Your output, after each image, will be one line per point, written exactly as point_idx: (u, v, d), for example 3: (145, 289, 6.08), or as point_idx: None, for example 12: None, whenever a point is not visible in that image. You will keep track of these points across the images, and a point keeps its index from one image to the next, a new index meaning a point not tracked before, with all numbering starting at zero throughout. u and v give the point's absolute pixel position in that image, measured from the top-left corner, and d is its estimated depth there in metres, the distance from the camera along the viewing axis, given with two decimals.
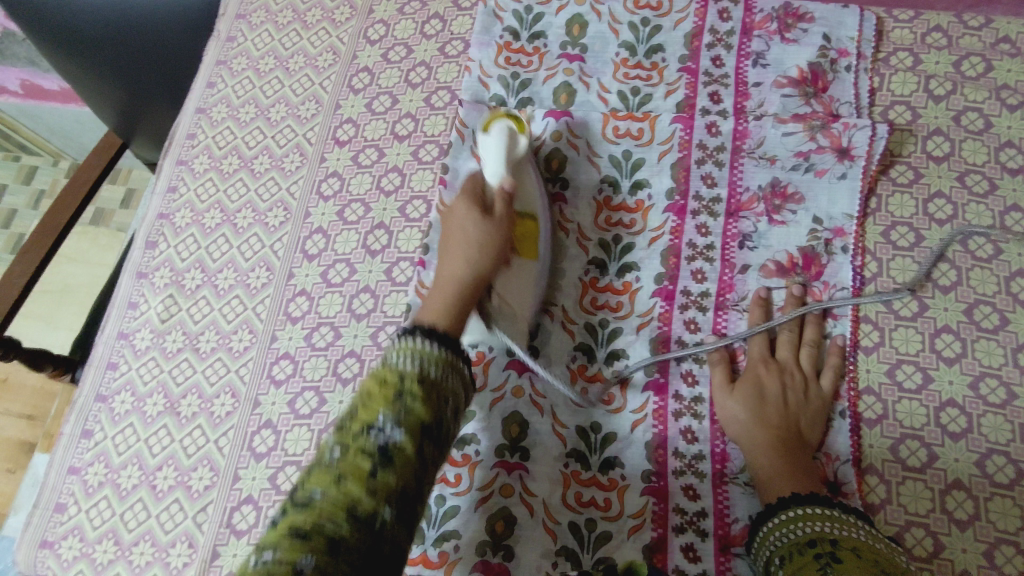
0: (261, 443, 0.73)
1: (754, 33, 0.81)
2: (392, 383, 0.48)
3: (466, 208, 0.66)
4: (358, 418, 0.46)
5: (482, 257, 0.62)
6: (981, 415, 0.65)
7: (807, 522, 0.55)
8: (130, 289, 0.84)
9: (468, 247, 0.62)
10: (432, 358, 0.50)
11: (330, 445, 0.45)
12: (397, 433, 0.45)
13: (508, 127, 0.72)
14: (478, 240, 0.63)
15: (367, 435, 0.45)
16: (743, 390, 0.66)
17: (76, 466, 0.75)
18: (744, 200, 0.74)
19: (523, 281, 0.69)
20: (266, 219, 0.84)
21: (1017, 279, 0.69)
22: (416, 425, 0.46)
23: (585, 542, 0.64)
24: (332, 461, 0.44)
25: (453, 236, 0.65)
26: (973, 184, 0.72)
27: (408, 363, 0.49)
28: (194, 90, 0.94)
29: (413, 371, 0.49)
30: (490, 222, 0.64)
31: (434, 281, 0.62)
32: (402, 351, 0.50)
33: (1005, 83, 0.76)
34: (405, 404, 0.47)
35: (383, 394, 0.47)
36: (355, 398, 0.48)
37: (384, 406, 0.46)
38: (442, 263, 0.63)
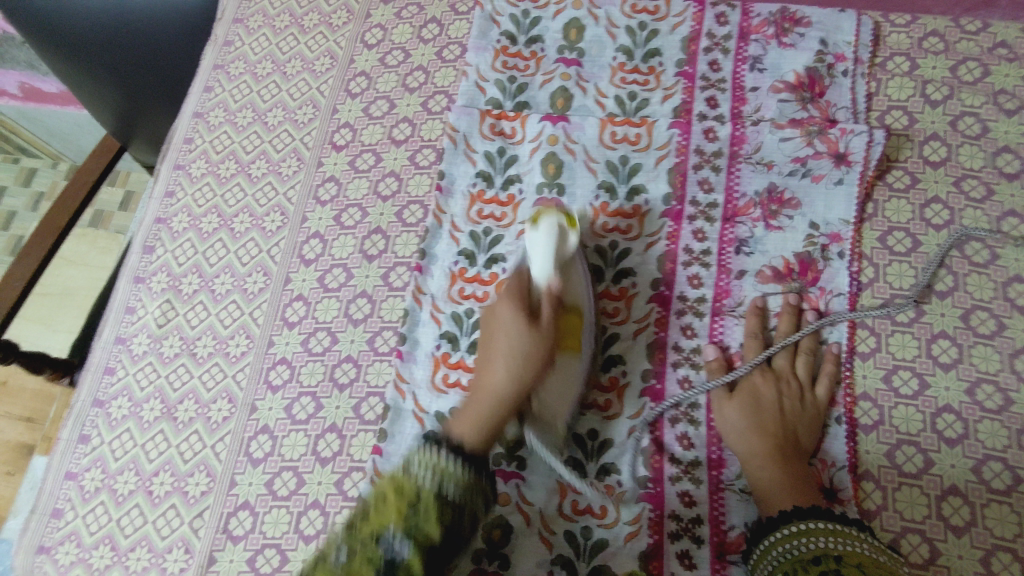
0: (258, 449, 0.73)
1: (752, 38, 0.81)
2: (407, 494, 0.50)
3: (512, 313, 0.63)
4: (370, 521, 0.49)
5: (526, 373, 0.60)
6: (977, 421, 0.64)
7: (809, 538, 0.55)
8: (127, 294, 0.84)
9: (513, 364, 0.60)
10: (453, 476, 0.52)
11: (339, 544, 0.48)
12: (405, 547, 0.47)
13: (557, 224, 0.65)
14: (522, 354, 0.61)
15: (377, 546, 0.47)
16: (741, 398, 0.66)
17: (73, 471, 0.75)
18: (741, 205, 0.74)
19: (565, 383, 0.65)
20: (264, 223, 0.84)
21: (1015, 285, 0.69)
22: (425, 543, 0.48)
23: (581, 551, 0.64)
24: (337, 563, 0.46)
25: (499, 340, 0.63)
26: (970, 190, 0.72)
27: (427, 477, 0.52)
28: (192, 95, 0.94)
29: (429, 488, 0.51)
30: (535, 338, 0.61)
31: (477, 390, 0.62)
32: (424, 462, 0.53)
33: (1002, 88, 0.76)
34: (416, 520, 0.49)
35: (397, 505, 0.49)
36: (370, 500, 0.51)
37: (397, 517, 0.48)
38: (487, 373, 0.62)
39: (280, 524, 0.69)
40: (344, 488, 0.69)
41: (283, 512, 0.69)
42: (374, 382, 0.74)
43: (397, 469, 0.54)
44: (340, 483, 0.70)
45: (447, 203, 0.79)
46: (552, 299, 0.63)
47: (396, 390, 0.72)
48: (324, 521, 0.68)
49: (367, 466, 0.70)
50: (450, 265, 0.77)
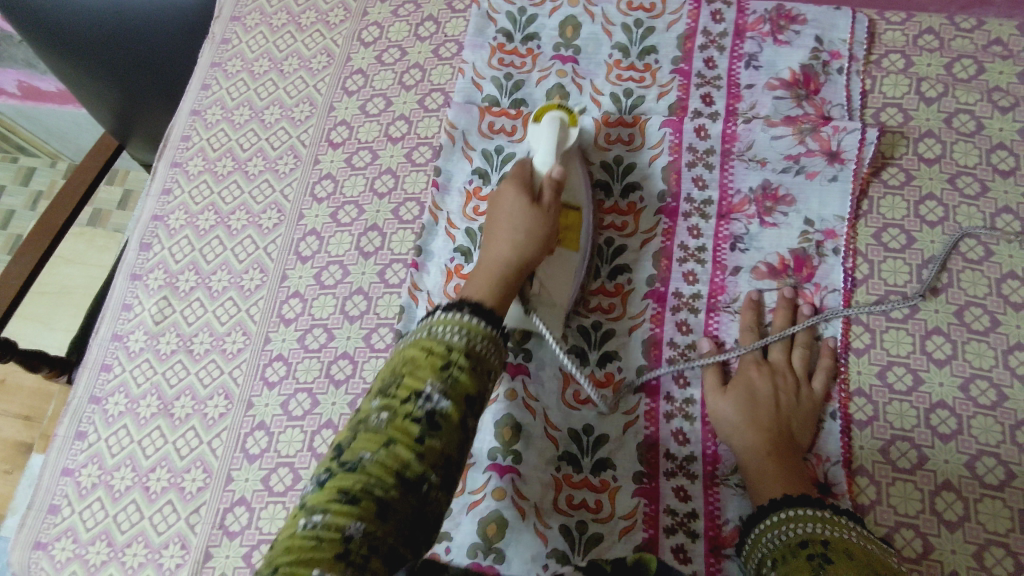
0: (254, 445, 0.73)
1: (747, 35, 0.81)
2: (438, 353, 0.49)
3: (516, 194, 0.65)
4: (404, 383, 0.48)
5: (531, 246, 0.62)
6: (971, 417, 0.65)
7: (798, 524, 0.55)
8: (124, 291, 0.84)
9: (518, 237, 0.62)
10: (479, 334, 0.52)
11: (375, 407, 0.47)
12: (444, 402, 0.47)
13: (560, 120, 0.72)
14: (527, 229, 0.63)
15: (415, 402, 0.47)
16: (736, 390, 0.66)
17: (70, 467, 0.76)
18: (735, 202, 0.74)
19: (563, 270, 0.69)
20: (261, 221, 0.84)
21: (1009, 281, 0.69)
22: (462, 396, 0.48)
23: (576, 544, 0.64)
24: (378, 424, 0.46)
25: (501, 220, 0.64)
26: (964, 186, 0.73)
27: (455, 335, 0.51)
28: (189, 93, 0.94)
29: (460, 345, 0.50)
30: (541, 213, 0.64)
31: (479, 262, 0.62)
32: (449, 324, 0.51)
33: (997, 85, 0.76)
34: (452, 375, 0.48)
35: (430, 363, 0.49)
36: (398, 365, 0.50)
37: (431, 375, 0.48)
38: (489, 247, 0.63)
39: (276, 519, 0.69)
40: None
41: (279, 508, 0.70)
42: (370, 379, 0.74)
43: (419, 332, 0.52)
44: None
45: (443, 199, 0.79)
46: (557, 182, 0.66)
47: None
48: None
49: None
50: (446, 262, 0.77)
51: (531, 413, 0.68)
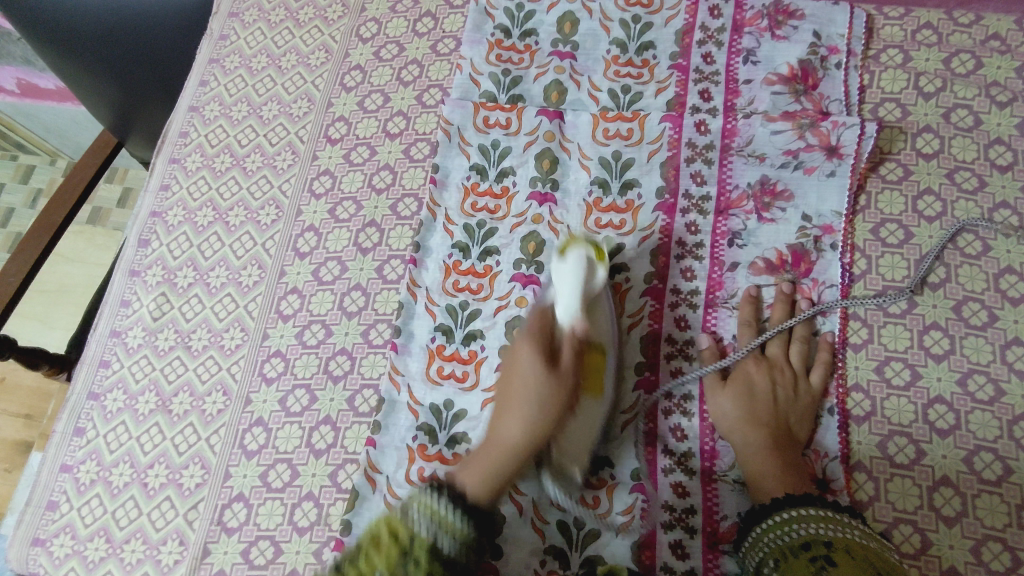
0: (252, 441, 0.73)
1: (745, 30, 0.81)
2: (401, 541, 0.51)
3: (531, 356, 0.62)
4: (359, 560, 0.50)
5: (542, 425, 0.60)
6: (969, 412, 0.65)
7: (798, 524, 0.55)
8: (122, 288, 0.84)
9: (529, 415, 0.60)
10: (449, 528, 0.53)
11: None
12: None
13: (586, 256, 0.65)
14: (540, 400, 0.60)
15: None
16: (734, 387, 0.67)
17: (68, 464, 0.76)
18: (733, 198, 0.74)
19: (587, 426, 0.64)
20: (258, 217, 0.84)
21: (1007, 276, 0.69)
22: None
23: (574, 541, 0.64)
24: None
25: (515, 387, 0.62)
26: (962, 181, 0.73)
27: (424, 525, 0.52)
28: (187, 89, 0.94)
29: (425, 537, 0.51)
30: (555, 383, 0.61)
31: (492, 437, 0.62)
32: (421, 510, 0.54)
33: (994, 81, 0.76)
34: (408, 566, 0.49)
35: (391, 549, 0.50)
36: (362, 540, 0.52)
37: (384, 564, 0.49)
38: (503, 422, 0.61)
39: (275, 516, 0.69)
40: (338, 480, 0.70)
41: (277, 504, 0.70)
42: (368, 375, 0.74)
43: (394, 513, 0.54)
44: (335, 475, 0.70)
45: (441, 195, 0.79)
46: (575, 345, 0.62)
47: (390, 382, 0.72)
48: (319, 513, 0.69)
49: (360, 458, 0.70)
50: (444, 258, 0.77)
51: None
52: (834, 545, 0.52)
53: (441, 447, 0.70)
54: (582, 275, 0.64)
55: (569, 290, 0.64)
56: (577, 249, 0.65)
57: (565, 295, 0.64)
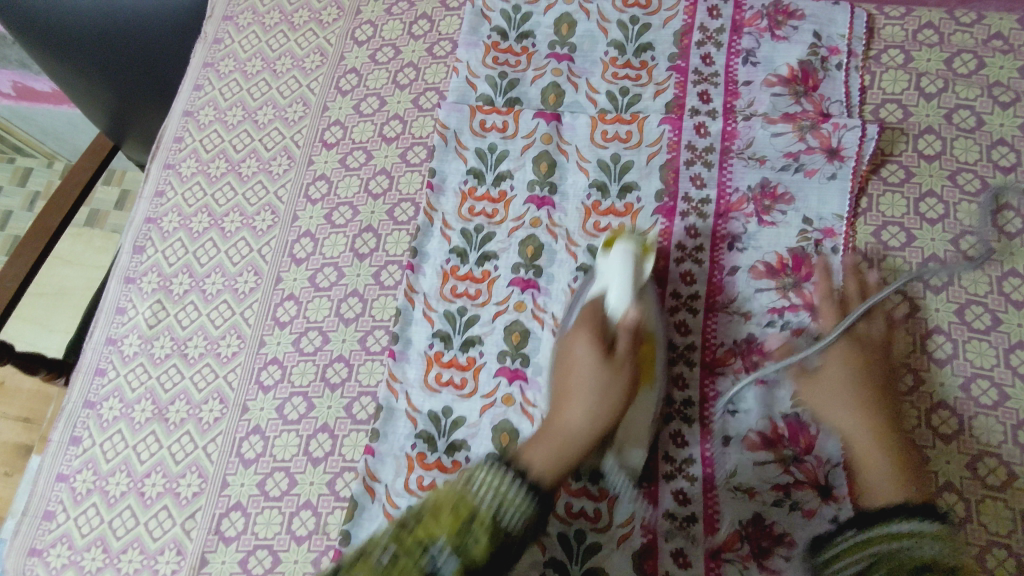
0: (249, 449, 0.72)
1: (744, 31, 0.80)
2: (465, 505, 0.47)
3: (589, 345, 0.60)
4: (424, 524, 0.46)
5: (607, 410, 0.58)
6: (972, 417, 0.64)
7: (915, 541, 0.52)
8: (118, 295, 0.83)
9: (592, 401, 0.58)
10: (513, 502, 0.48)
11: (383, 542, 0.45)
12: (450, 563, 0.43)
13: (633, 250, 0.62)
14: (601, 390, 0.58)
15: (423, 554, 0.43)
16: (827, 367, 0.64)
17: (65, 473, 0.75)
18: (733, 201, 0.74)
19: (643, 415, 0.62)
20: (254, 222, 0.84)
21: (1010, 279, 0.68)
22: (474, 558, 0.45)
23: (574, 554, 0.64)
24: (379, 562, 0.43)
25: (574, 377, 0.60)
26: (965, 183, 0.72)
27: (487, 497, 0.48)
28: (181, 93, 0.93)
29: (488, 511, 0.47)
30: (613, 371, 0.59)
31: (552, 427, 0.58)
32: (485, 481, 0.49)
33: (997, 81, 0.75)
34: (471, 539, 0.45)
35: (453, 518, 0.46)
36: (423, 508, 0.48)
37: (449, 528, 0.45)
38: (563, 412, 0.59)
39: (272, 525, 0.69)
40: (336, 488, 0.69)
41: (275, 513, 0.69)
42: (366, 382, 0.73)
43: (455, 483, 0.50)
44: (333, 483, 0.70)
45: (438, 200, 0.78)
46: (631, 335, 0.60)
47: (387, 389, 0.71)
48: (317, 522, 0.68)
49: (358, 467, 0.69)
50: (441, 264, 0.76)
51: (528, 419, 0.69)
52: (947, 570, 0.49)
53: (441, 454, 0.69)
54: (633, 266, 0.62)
55: (625, 283, 0.61)
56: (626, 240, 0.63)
57: (620, 287, 0.61)
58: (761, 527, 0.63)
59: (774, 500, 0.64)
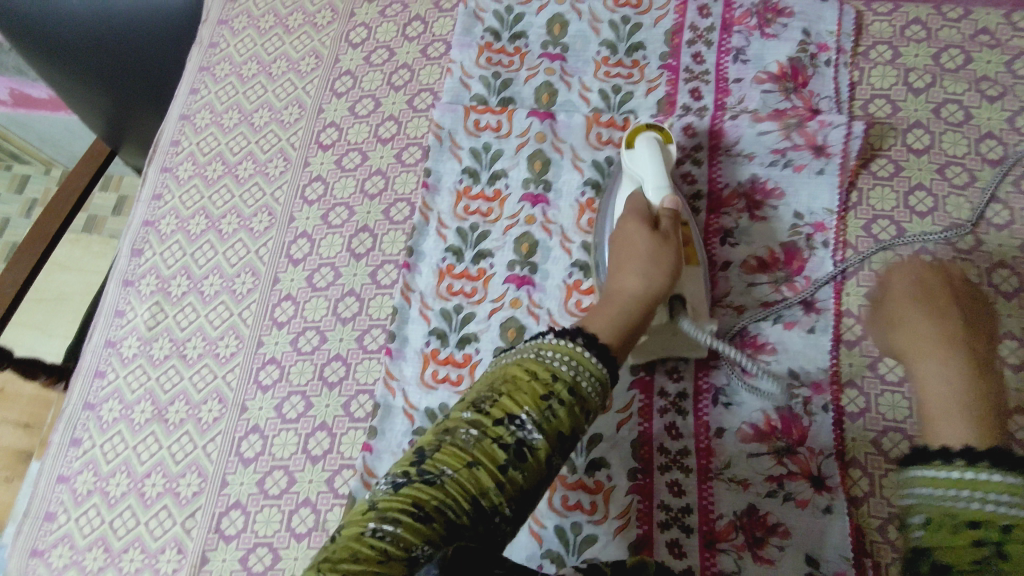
0: (248, 448, 0.73)
1: (734, 29, 0.81)
2: (541, 380, 0.47)
3: (633, 222, 0.61)
4: (500, 403, 0.45)
5: (661, 272, 0.58)
6: None
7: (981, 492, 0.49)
8: (116, 297, 0.84)
9: (645, 265, 0.58)
10: (587, 369, 0.48)
11: (466, 420, 0.45)
12: (536, 436, 0.44)
13: (656, 140, 0.69)
14: (652, 254, 0.58)
15: (507, 427, 0.44)
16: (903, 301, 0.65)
17: (65, 474, 0.76)
18: (725, 196, 0.75)
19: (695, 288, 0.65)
20: (251, 224, 0.84)
21: (1000, 270, 0.69)
22: (556, 432, 0.46)
23: (570, 545, 0.64)
24: (466, 441, 0.44)
25: (624, 251, 0.60)
26: (953, 176, 0.73)
27: (563, 366, 0.48)
28: (177, 97, 0.94)
29: (566, 377, 0.47)
30: (660, 240, 0.60)
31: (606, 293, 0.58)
32: (556, 350, 0.49)
33: (984, 75, 0.76)
34: (552, 408, 0.46)
35: (532, 389, 0.46)
36: (498, 379, 0.47)
37: (530, 404, 0.45)
38: (617, 278, 0.58)
39: (272, 522, 0.69)
40: (335, 485, 0.70)
41: (274, 511, 0.70)
42: (363, 381, 0.74)
43: (525, 351, 0.49)
44: (331, 480, 0.70)
45: (433, 200, 0.79)
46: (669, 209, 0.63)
47: (385, 387, 0.72)
48: (316, 519, 0.69)
49: (356, 464, 0.70)
50: (437, 263, 0.77)
51: None
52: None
53: None
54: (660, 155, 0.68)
55: (654, 170, 0.67)
56: (646, 136, 0.69)
57: (653, 174, 0.66)
58: (756, 517, 0.63)
59: (768, 490, 0.64)
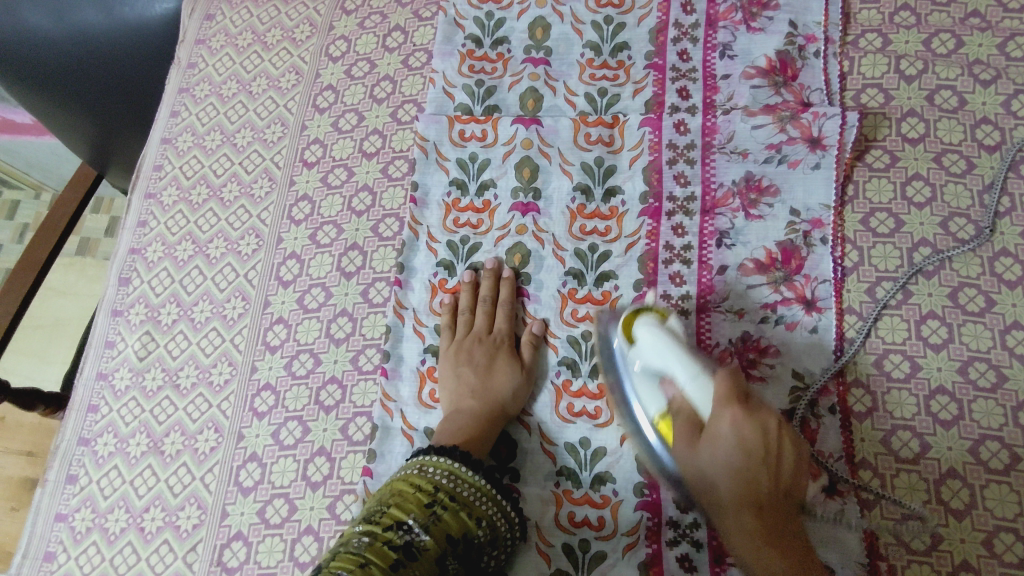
0: (247, 477, 0.72)
1: (719, 25, 0.79)
2: (424, 491, 0.57)
3: (504, 349, 0.71)
4: (389, 513, 0.54)
5: (521, 402, 0.69)
6: (972, 401, 0.63)
7: None
8: (106, 328, 0.83)
9: (509, 394, 0.68)
10: (465, 478, 0.59)
11: (358, 532, 0.53)
12: (424, 535, 0.53)
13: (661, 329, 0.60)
14: (518, 385, 0.69)
15: (396, 530, 0.52)
16: (711, 449, 0.54)
17: (63, 512, 0.75)
18: (719, 196, 0.73)
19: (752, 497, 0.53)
20: (239, 248, 0.83)
21: (1002, 259, 0.67)
22: (442, 533, 0.54)
23: (579, 564, 0.63)
24: (358, 545, 0.51)
25: (492, 369, 0.69)
26: (950, 165, 0.71)
27: (442, 476, 0.58)
28: (158, 121, 0.93)
29: (446, 485, 0.58)
30: (527, 372, 0.70)
31: (472, 408, 0.67)
32: (435, 465, 0.59)
33: (977, 59, 0.74)
34: (436, 512, 0.55)
35: (417, 499, 0.56)
36: (388, 497, 0.57)
37: (416, 510, 0.54)
38: (481, 398, 0.68)
39: (275, 553, 0.68)
40: (336, 512, 0.68)
41: (277, 541, 0.68)
42: (359, 403, 0.72)
43: (411, 468, 0.60)
44: (333, 507, 0.69)
45: (422, 213, 0.78)
46: (537, 337, 0.71)
47: (383, 409, 0.71)
48: (318, 547, 0.67)
49: (357, 489, 0.69)
50: (430, 277, 0.76)
51: (526, 430, 0.69)
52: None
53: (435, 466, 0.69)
54: (671, 336, 0.59)
55: (674, 352, 0.58)
56: (646, 321, 0.62)
57: (677, 361, 0.57)
58: None
59: None
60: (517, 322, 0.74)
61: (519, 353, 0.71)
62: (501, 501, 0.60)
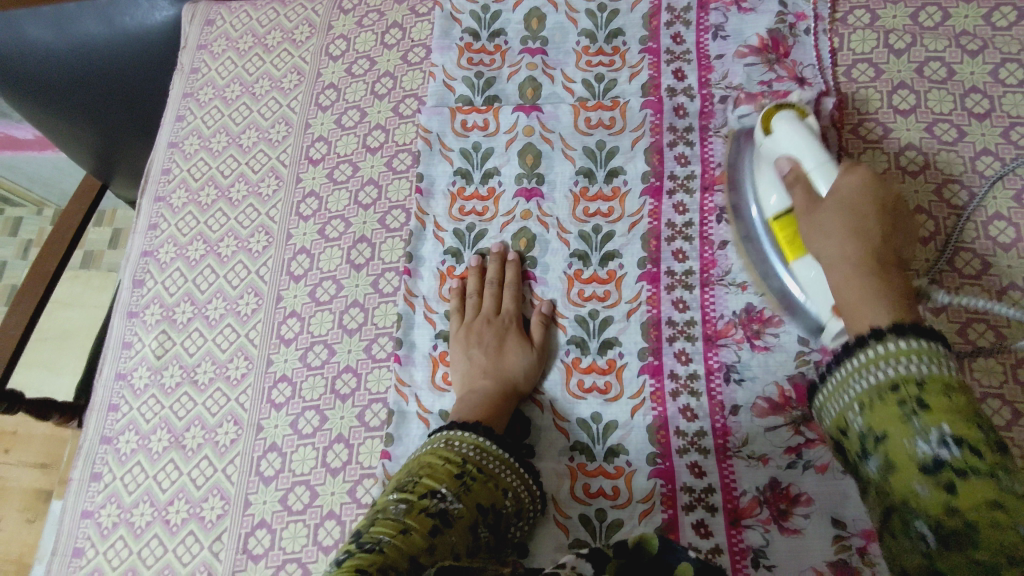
0: (268, 467, 0.73)
1: (711, 7, 0.81)
2: (453, 463, 0.58)
3: (516, 329, 0.73)
4: (422, 483, 0.56)
5: (535, 377, 0.71)
6: (972, 360, 0.65)
7: (895, 359, 0.44)
8: (123, 329, 0.85)
9: (524, 370, 0.70)
10: (490, 451, 0.61)
11: (394, 500, 0.54)
12: (457, 503, 0.55)
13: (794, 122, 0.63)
14: (532, 362, 0.70)
15: (431, 498, 0.54)
16: (834, 203, 0.57)
17: (89, 509, 0.76)
18: (718, 174, 0.75)
19: (857, 232, 0.55)
20: (250, 245, 0.85)
21: (996, 223, 0.69)
22: (473, 503, 0.56)
23: (597, 533, 0.65)
24: (398, 512, 0.52)
25: (506, 348, 0.71)
26: (941, 134, 0.73)
27: (469, 449, 0.60)
28: (164, 126, 0.95)
29: (473, 458, 0.59)
30: (540, 351, 0.71)
31: (487, 387, 0.69)
32: (460, 440, 0.61)
33: (963, 30, 0.76)
34: (466, 482, 0.57)
35: (447, 470, 0.57)
36: (418, 469, 0.58)
37: (447, 481, 0.56)
38: (496, 375, 0.69)
39: (299, 538, 0.70)
40: (357, 496, 0.70)
41: (300, 526, 0.70)
42: (375, 390, 0.74)
43: (437, 443, 0.61)
44: (353, 491, 0.70)
45: (428, 203, 0.79)
46: (546, 316, 0.73)
47: (398, 393, 0.73)
48: (341, 530, 0.69)
49: (376, 472, 0.70)
50: (438, 265, 0.78)
51: (538, 407, 0.71)
52: (960, 444, 0.40)
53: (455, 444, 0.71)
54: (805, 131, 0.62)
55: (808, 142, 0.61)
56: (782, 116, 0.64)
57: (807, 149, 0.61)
58: (778, 490, 0.63)
59: (787, 462, 0.64)
60: (525, 303, 0.75)
61: (531, 332, 0.73)
62: (524, 475, 0.62)
